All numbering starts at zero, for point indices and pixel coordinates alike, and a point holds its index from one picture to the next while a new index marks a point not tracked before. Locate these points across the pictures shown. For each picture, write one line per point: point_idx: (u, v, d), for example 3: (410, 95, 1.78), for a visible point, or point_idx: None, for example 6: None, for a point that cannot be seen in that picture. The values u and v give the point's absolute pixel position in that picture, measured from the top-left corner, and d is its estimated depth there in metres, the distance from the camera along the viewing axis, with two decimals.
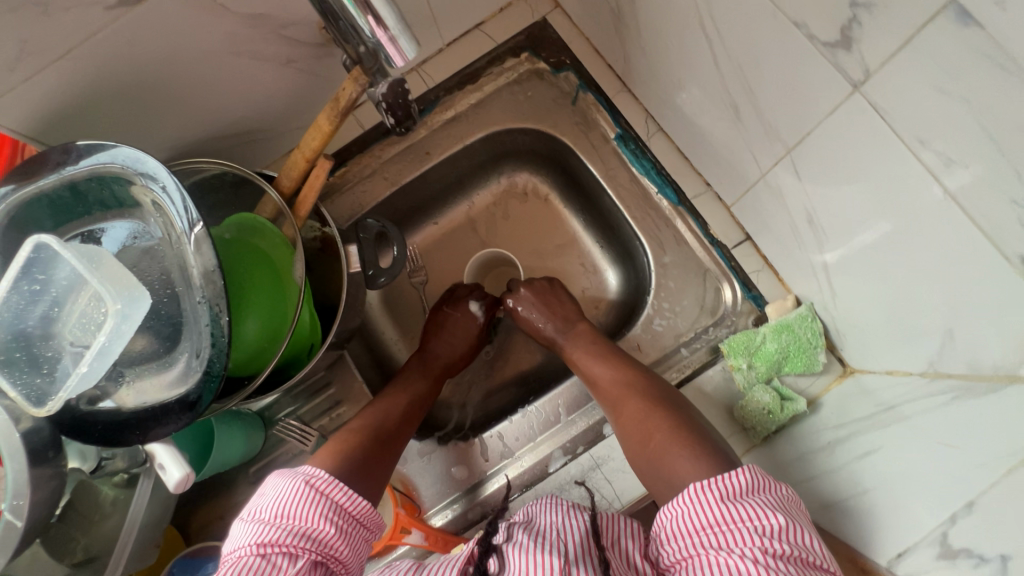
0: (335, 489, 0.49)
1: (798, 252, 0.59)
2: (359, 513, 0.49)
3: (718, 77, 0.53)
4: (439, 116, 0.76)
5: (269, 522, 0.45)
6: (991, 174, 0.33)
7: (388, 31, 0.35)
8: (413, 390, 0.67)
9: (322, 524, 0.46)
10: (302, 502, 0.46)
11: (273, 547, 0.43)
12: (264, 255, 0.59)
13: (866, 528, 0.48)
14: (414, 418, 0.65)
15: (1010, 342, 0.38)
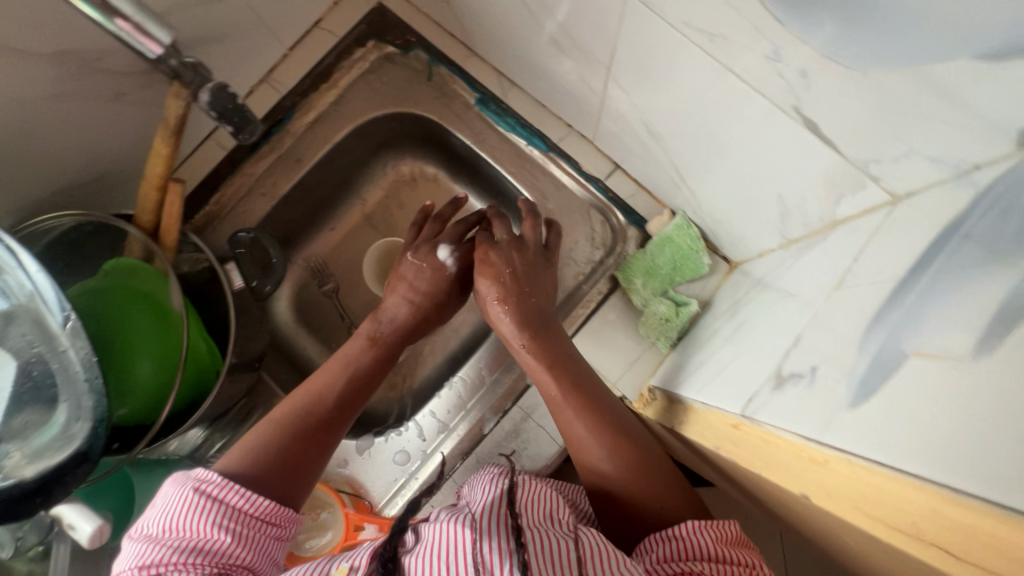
0: (230, 493, 0.44)
1: (657, 166, 0.62)
2: (264, 513, 0.45)
3: (534, 17, 0.55)
4: (301, 121, 0.76)
5: (156, 539, 0.42)
6: (744, 38, 0.35)
7: (135, 22, 0.42)
8: (354, 364, 0.59)
9: (213, 532, 0.42)
10: (190, 513, 0.42)
11: (155, 569, 0.40)
12: (140, 293, 0.57)
13: (724, 389, 0.43)
14: (360, 397, 0.58)
15: (818, 188, 0.41)
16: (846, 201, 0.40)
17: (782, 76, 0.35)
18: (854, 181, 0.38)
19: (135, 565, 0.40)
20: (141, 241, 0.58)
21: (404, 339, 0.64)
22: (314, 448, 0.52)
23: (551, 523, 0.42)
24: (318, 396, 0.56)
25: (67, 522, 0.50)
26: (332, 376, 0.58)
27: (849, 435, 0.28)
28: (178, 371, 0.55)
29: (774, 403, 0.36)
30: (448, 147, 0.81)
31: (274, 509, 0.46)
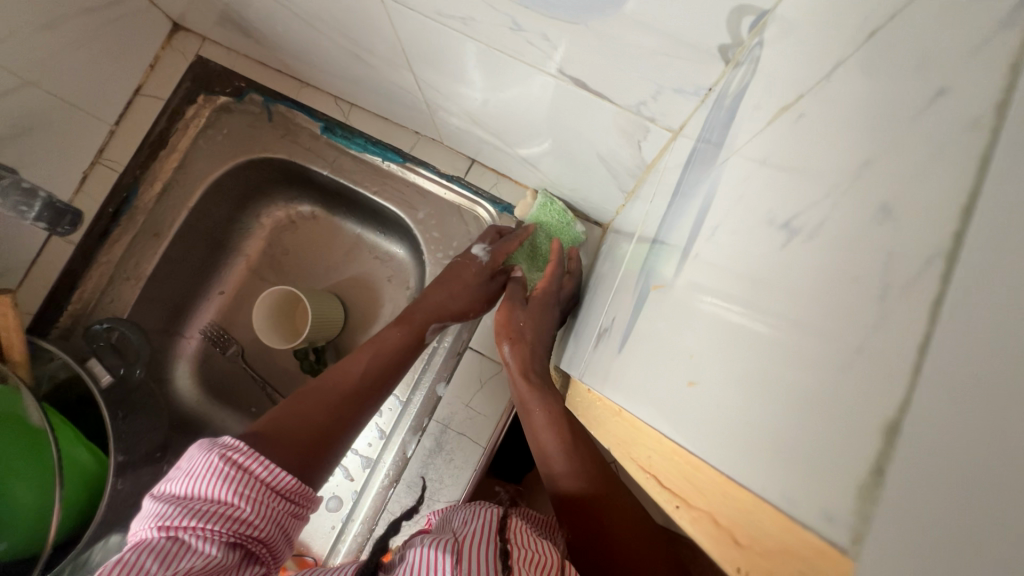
0: (258, 464, 0.43)
1: (502, 152, 0.62)
2: (283, 489, 0.43)
3: (331, 37, 0.54)
4: (149, 193, 0.72)
5: (179, 501, 0.40)
6: (488, 15, 0.35)
7: None
8: (380, 340, 0.59)
9: (234, 500, 0.40)
10: (213, 478, 0.40)
11: (171, 530, 0.37)
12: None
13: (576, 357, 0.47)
14: (397, 365, 0.58)
15: (619, 140, 0.42)
16: (644, 146, 0.41)
17: (533, 43, 0.36)
18: (638, 126, 0.38)
19: (155, 526, 0.38)
20: None
21: (434, 316, 0.61)
22: (337, 428, 0.52)
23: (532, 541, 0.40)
24: (344, 373, 0.55)
25: None
26: (366, 351, 0.58)
27: (629, 378, 0.28)
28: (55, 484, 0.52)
29: (595, 362, 0.36)
30: (312, 182, 0.79)
31: (296, 485, 0.44)
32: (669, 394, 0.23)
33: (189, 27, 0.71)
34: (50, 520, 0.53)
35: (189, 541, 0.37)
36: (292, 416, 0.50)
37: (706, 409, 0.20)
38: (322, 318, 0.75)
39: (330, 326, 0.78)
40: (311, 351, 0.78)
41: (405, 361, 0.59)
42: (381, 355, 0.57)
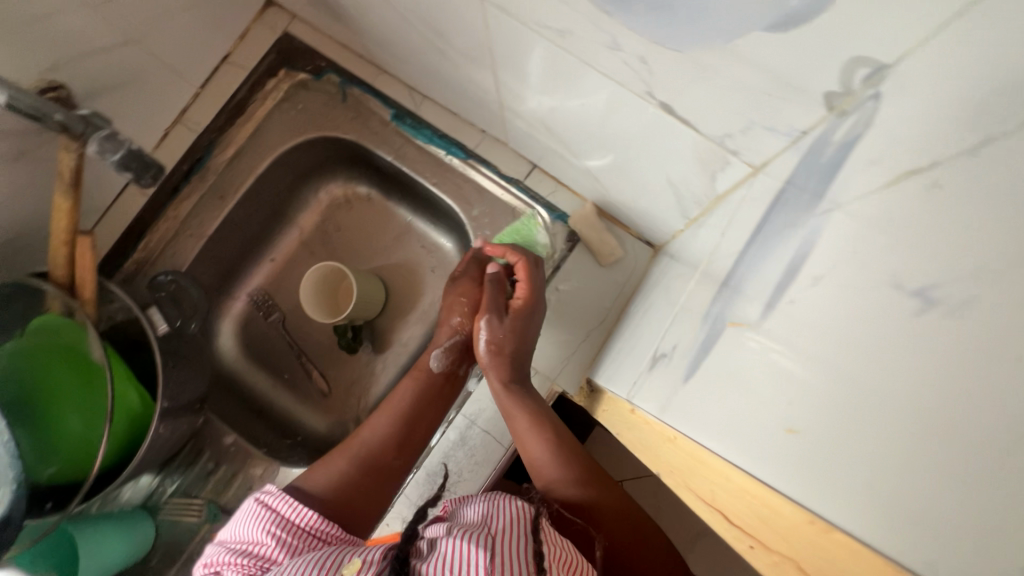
0: (284, 502, 0.48)
1: (567, 162, 0.62)
2: (310, 524, 0.48)
3: (419, 30, 0.55)
4: (221, 157, 0.75)
5: (227, 543, 0.48)
6: (587, 31, 0.36)
7: None
8: (396, 398, 0.62)
9: (262, 538, 0.45)
10: (248, 521, 0.47)
11: (213, 566, 0.45)
12: (63, 348, 0.57)
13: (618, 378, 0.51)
14: (422, 417, 0.62)
15: (696, 168, 0.42)
16: (720, 177, 0.41)
17: (628, 64, 0.36)
18: (719, 158, 0.38)
19: (208, 566, 0.46)
20: (58, 298, 0.57)
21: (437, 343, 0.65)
22: (377, 482, 0.56)
23: (559, 541, 0.44)
24: (366, 433, 0.59)
25: None
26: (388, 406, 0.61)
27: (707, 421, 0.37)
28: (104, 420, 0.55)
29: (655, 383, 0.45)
30: (374, 166, 0.81)
31: (318, 521, 0.48)
32: (768, 437, 0.32)
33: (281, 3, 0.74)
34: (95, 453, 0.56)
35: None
36: (328, 476, 0.55)
37: (818, 456, 0.29)
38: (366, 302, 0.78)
39: (370, 306, 0.80)
40: (350, 329, 0.80)
41: (433, 415, 0.63)
42: (398, 412, 0.60)
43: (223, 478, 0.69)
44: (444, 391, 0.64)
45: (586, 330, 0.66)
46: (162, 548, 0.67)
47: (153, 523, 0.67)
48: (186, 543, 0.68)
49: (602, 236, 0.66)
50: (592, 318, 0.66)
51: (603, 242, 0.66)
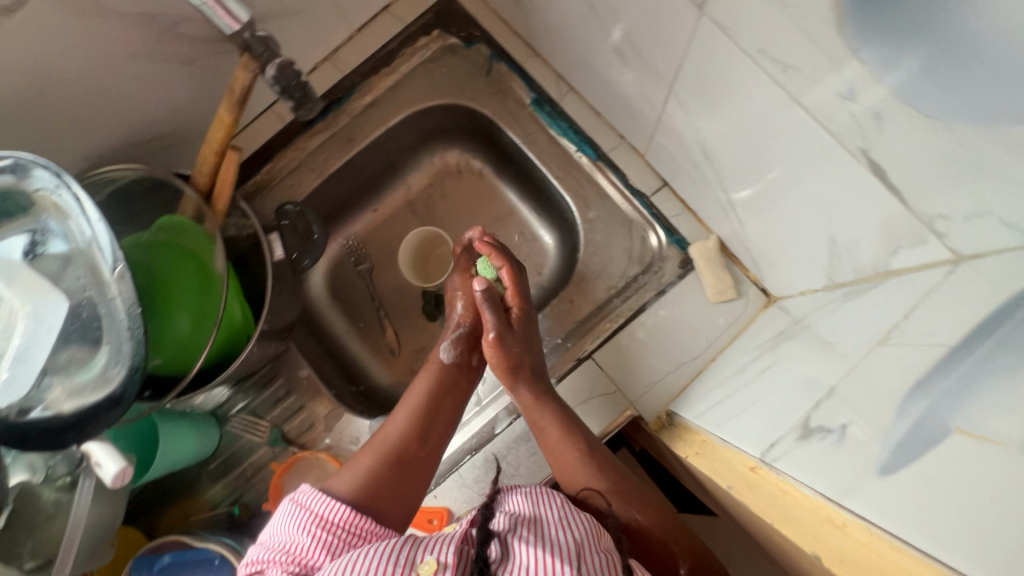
0: (317, 500, 0.51)
1: (706, 189, 0.60)
2: (343, 521, 0.51)
3: (601, 24, 0.54)
4: (358, 102, 0.77)
5: (267, 543, 0.50)
6: (820, 72, 0.33)
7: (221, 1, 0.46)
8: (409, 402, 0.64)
9: (300, 537, 0.48)
10: (285, 519, 0.50)
11: (257, 565, 0.48)
12: (188, 252, 0.60)
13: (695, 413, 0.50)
14: (441, 410, 0.64)
15: (877, 238, 0.40)
16: (902, 254, 0.38)
17: (855, 116, 0.34)
18: (915, 235, 0.36)
19: (249, 565, 0.49)
20: (194, 202, 0.61)
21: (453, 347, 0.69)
22: (405, 471, 0.58)
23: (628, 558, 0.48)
24: (380, 437, 0.61)
25: (94, 461, 0.51)
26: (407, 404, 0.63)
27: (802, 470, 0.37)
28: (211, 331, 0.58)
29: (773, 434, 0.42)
30: (496, 144, 0.81)
31: (350, 516, 0.51)
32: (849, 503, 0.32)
33: None
34: (195, 356, 0.59)
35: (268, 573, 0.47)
36: (356, 473, 0.57)
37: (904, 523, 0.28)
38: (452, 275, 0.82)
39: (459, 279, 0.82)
40: (435, 298, 0.83)
41: (453, 409, 0.65)
42: (411, 410, 0.62)
43: (290, 407, 0.72)
44: (459, 381, 0.66)
45: (677, 362, 0.64)
46: (222, 457, 0.71)
47: (219, 431, 0.71)
48: (245, 457, 0.71)
49: (719, 272, 0.63)
50: (686, 351, 0.64)
51: (719, 278, 0.63)
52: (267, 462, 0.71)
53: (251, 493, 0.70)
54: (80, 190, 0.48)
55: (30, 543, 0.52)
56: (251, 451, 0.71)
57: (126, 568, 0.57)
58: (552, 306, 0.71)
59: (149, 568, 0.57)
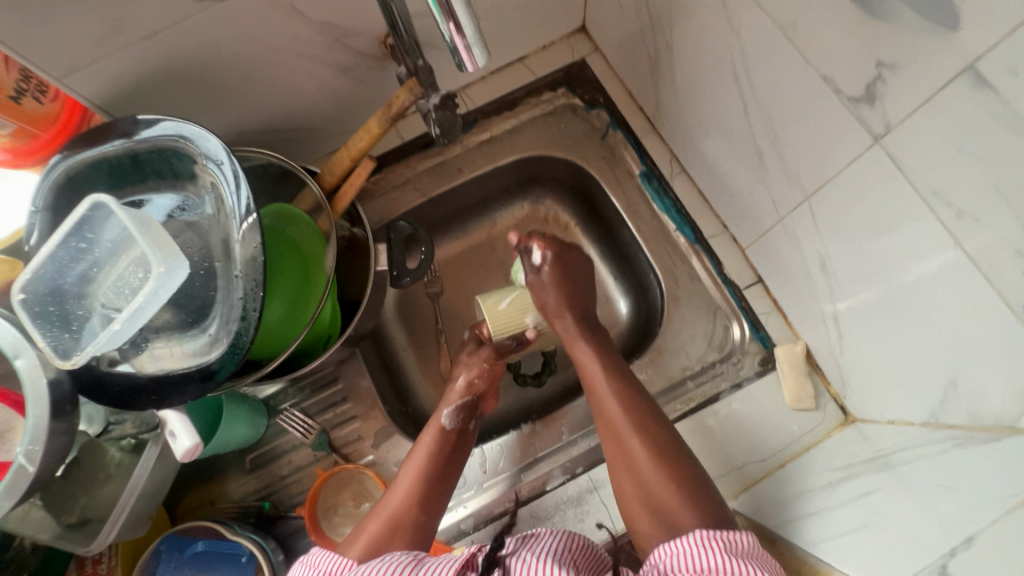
0: (320, 557, 0.50)
1: (809, 298, 0.61)
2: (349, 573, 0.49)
3: (746, 124, 0.57)
4: (475, 136, 0.80)
5: None
6: (1003, 228, 0.35)
7: (465, 39, 0.33)
8: (421, 452, 0.61)
9: None
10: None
11: None
12: (295, 244, 0.60)
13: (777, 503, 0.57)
14: (449, 469, 0.61)
15: (1013, 394, 0.40)
16: None
17: None
18: None
19: None
20: (315, 195, 0.62)
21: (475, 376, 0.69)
22: (412, 534, 0.55)
23: None
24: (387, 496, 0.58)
25: (167, 432, 0.51)
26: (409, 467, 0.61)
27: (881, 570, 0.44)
28: (303, 331, 0.59)
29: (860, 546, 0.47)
30: (591, 203, 0.83)
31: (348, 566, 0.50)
32: None
33: (592, 35, 0.79)
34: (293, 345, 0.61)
35: None
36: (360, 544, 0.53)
37: None
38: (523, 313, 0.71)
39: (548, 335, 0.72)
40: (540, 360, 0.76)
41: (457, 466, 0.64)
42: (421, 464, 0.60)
43: (343, 414, 0.71)
44: (463, 445, 0.64)
45: (744, 459, 0.63)
46: (263, 449, 0.70)
47: (266, 423, 0.70)
48: (285, 454, 0.70)
49: (801, 379, 0.63)
50: (755, 452, 0.63)
51: (801, 385, 0.63)
52: (307, 463, 0.70)
53: (282, 492, 0.69)
54: (239, 166, 0.49)
55: (83, 500, 0.51)
56: (291, 450, 0.70)
57: (156, 543, 0.55)
58: None
59: (179, 550, 0.55)
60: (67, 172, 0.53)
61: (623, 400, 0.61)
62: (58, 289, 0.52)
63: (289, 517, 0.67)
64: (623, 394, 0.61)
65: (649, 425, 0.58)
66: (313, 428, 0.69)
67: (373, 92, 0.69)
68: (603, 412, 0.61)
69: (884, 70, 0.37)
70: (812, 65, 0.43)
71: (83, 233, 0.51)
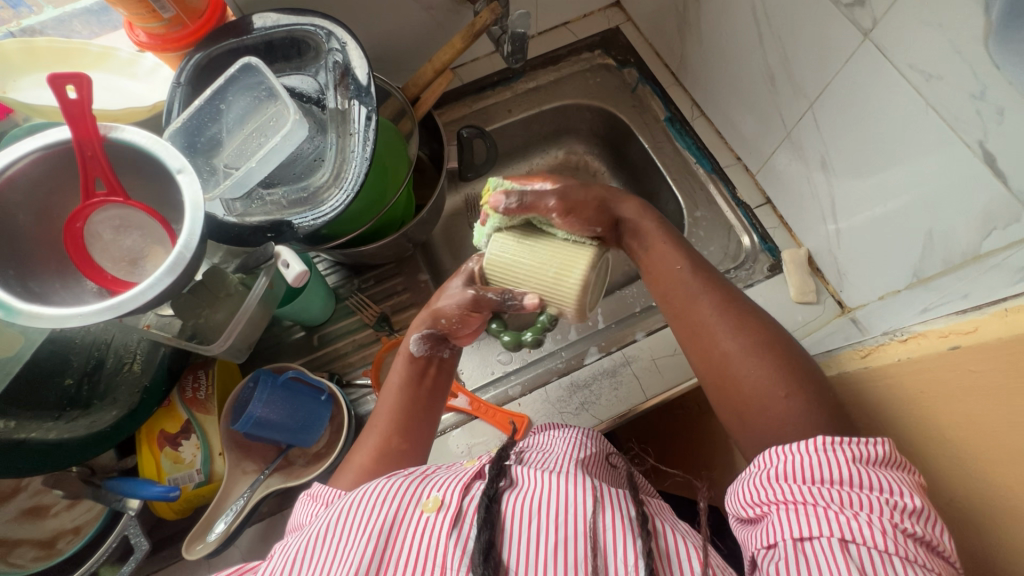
0: (325, 489, 0.55)
1: (811, 205, 0.73)
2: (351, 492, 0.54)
3: (761, 55, 0.70)
4: (523, 84, 0.93)
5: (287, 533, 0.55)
6: (958, 78, 0.47)
7: None
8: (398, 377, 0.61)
9: (303, 524, 0.53)
10: (302, 510, 0.55)
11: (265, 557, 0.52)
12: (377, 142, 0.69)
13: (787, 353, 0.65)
14: (425, 407, 0.61)
15: (974, 225, 0.51)
16: (995, 235, 0.50)
17: (980, 114, 0.47)
18: (1011, 214, 0.48)
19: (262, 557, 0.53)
20: (400, 101, 0.73)
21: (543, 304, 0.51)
22: (399, 437, 0.59)
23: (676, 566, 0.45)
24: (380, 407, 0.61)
25: (281, 262, 0.59)
26: (387, 402, 0.61)
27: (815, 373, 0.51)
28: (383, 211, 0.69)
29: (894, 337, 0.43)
30: (619, 148, 0.96)
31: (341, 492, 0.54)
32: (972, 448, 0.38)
33: (626, 7, 0.94)
34: (375, 219, 0.71)
35: (269, 558, 0.51)
36: (364, 467, 0.58)
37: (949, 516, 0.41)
38: (562, 272, 0.48)
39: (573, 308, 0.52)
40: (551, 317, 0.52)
41: (437, 395, 0.62)
42: (396, 389, 0.60)
43: (402, 301, 0.81)
44: (433, 372, 0.61)
45: None
46: (329, 329, 0.79)
47: (334, 305, 0.79)
48: (348, 334, 0.78)
49: (805, 277, 0.75)
50: None
51: (804, 281, 0.74)
52: (370, 341, 0.78)
53: (345, 367, 0.77)
54: (359, 47, 0.61)
55: (200, 317, 0.60)
56: (354, 331, 0.79)
57: (252, 374, 0.63)
58: None
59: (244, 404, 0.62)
60: (211, 52, 0.64)
61: (694, 278, 0.52)
62: (196, 144, 0.63)
63: (352, 385, 0.75)
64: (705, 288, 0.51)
65: (745, 312, 0.50)
66: (370, 305, 0.79)
67: (446, 31, 0.82)
68: (665, 297, 0.52)
69: None
70: None
71: (223, 97, 0.62)
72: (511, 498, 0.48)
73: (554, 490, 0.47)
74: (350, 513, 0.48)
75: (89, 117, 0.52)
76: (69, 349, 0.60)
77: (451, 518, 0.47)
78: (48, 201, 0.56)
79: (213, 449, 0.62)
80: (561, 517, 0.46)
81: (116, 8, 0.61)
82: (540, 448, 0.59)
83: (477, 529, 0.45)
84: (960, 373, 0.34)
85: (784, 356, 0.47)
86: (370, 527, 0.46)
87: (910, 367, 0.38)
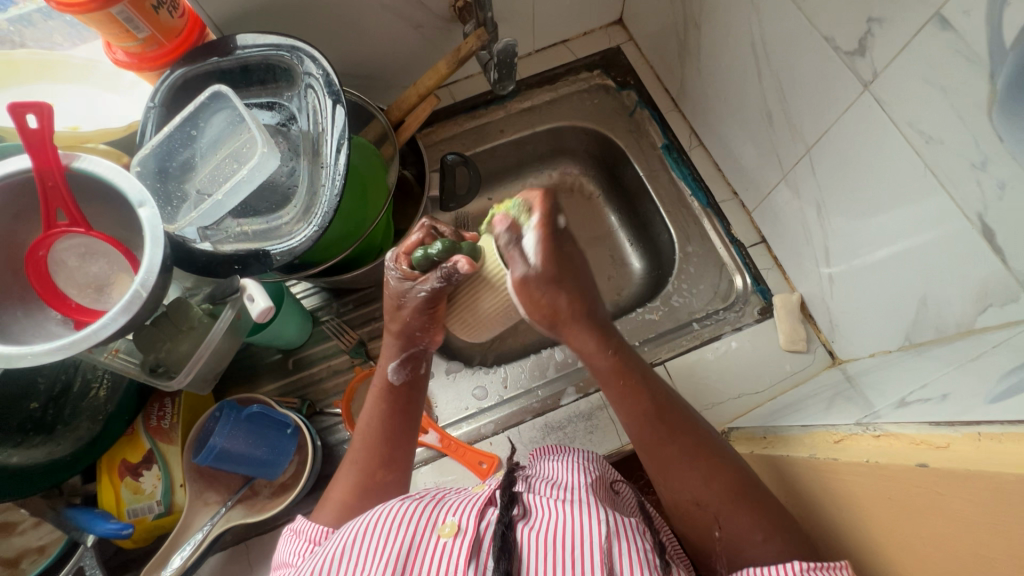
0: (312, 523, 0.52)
1: (806, 251, 0.70)
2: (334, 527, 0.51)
3: (760, 91, 0.67)
4: (517, 104, 0.90)
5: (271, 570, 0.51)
6: (961, 144, 0.44)
7: None
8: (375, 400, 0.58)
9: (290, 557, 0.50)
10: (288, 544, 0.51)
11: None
12: (355, 168, 0.66)
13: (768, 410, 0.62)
14: (404, 424, 0.58)
15: (970, 299, 0.48)
16: (990, 312, 0.47)
17: (981, 185, 0.43)
18: (1007, 292, 0.45)
19: None
20: (382, 126, 0.71)
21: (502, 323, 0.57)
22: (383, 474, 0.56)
23: None
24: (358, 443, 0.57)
25: (247, 295, 0.58)
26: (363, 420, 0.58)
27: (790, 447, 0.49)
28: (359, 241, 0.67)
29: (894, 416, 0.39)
30: (614, 173, 0.92)
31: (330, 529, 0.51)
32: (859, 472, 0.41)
33: (628, 26, 0.90)
34: (350, 248, 0.69)
35: None
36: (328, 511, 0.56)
37: None
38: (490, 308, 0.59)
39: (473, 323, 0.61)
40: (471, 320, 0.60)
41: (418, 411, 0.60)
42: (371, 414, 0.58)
43: (380, 328, 0.79)
44: (410, 388, 0.60)
45: (740, 391, 0.70)
46: (305, 352, 0.77)
47: (311, 329, 0.78)
48: (324, 359, 0.77)
49: (796, 324, 0.71)
50: (750, 384, 0.70)
51: (794, 329, 0.71)
52: (345, 368, 0.77)
53: (318, 393, 0.75)
54: (334, 74, 0.59)
55: (165, 350, 0.59)
56: (330, 356, 0.78)
57: (217, 405, 0.62)
58: (637, 315, 0.78)
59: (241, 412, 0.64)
60: (184, 73, 0.62)
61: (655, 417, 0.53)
62: (165, 168, 0.61)
63: (324, 413, 0.73)
64: (666, 426, 0.52)
65: (710, 448, 0.51)
66: (347, 330, 0.77)
67: (436, 50, 0.80)
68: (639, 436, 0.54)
69: (874, 24, 0.47)
70: (817, 28, 0.53)
71: (195, 122, 0.61)
72: (526, 529, 0.46)
73: (575, 522, 0.45)
74: (365, 536, 0.45)
75: (50, 147, 0.51)
76: (35, 372, 0.59)
77: (470, 545, 0.44)
78: (12, 228, 0.55)
79: (174, 480, 0.62)
80: (581, 552, 0.43)
81: (90, 27, 0.59)
82: (544, 472, 0.56)
83: (494, 558, 0.43)
84: (928, 491, 0.32)
85: (748, 493, 0.48)
86: (389, 552, 0.44)
87: (878, 470, 0.36)
